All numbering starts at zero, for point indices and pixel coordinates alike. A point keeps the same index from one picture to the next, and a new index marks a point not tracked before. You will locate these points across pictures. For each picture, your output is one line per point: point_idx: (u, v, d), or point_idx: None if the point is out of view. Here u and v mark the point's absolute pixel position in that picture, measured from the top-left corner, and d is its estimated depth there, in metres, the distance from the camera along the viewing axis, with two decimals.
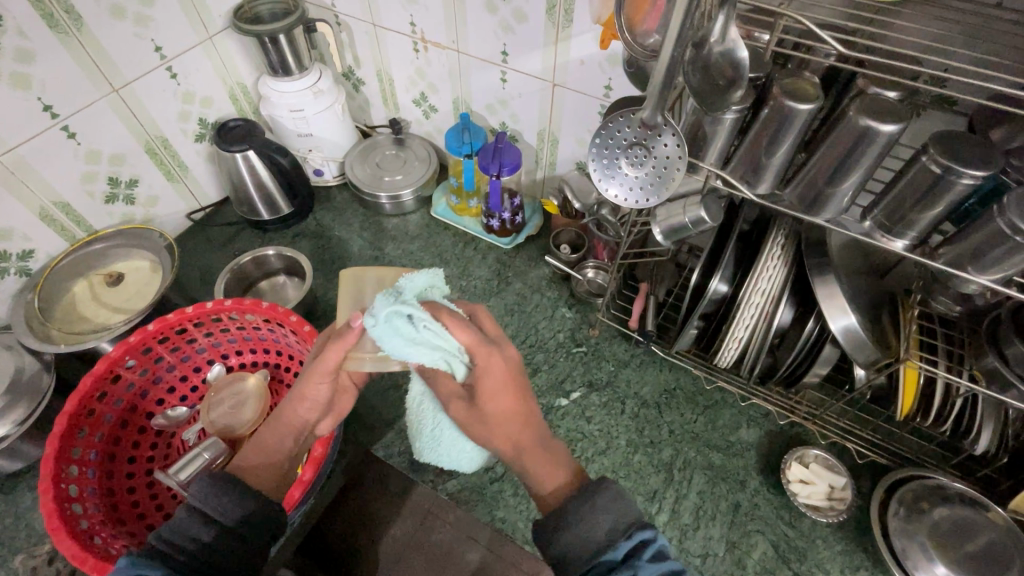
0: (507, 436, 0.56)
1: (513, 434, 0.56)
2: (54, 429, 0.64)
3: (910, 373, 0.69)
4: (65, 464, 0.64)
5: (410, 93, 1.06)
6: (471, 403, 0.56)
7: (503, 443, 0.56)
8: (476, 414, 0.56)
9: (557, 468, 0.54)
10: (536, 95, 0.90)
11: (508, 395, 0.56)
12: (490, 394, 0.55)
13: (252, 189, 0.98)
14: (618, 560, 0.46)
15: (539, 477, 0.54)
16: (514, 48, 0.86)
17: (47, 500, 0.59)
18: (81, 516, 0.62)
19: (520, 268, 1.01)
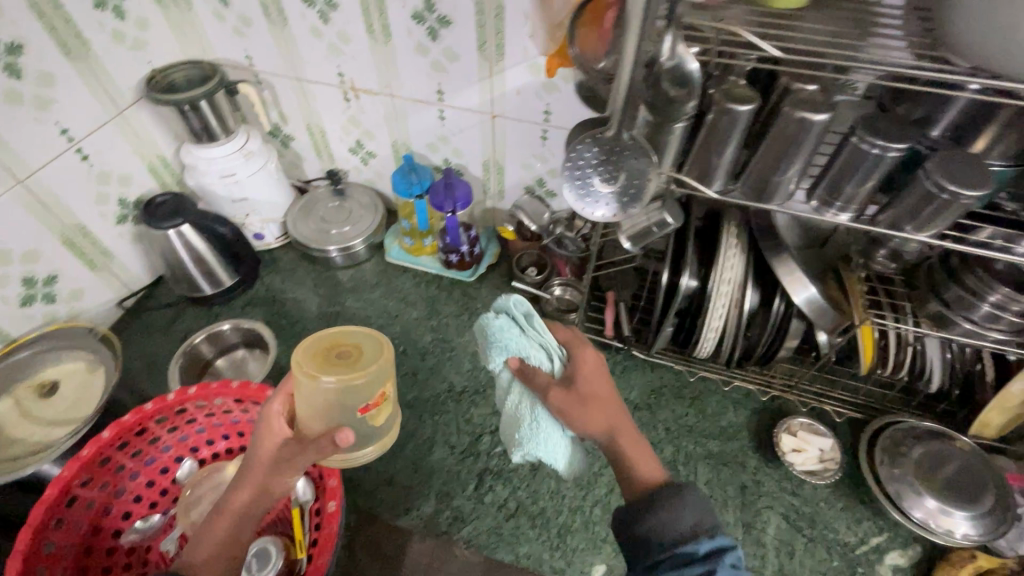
0: (603, 419, 0.54)
1: (610, 415, 0.54)
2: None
3: (865, 330, 0.74)
4: None
5: (345, 142, 1.04)
6: (570, 385, 0.55)
7: (596, 425, 0.53)
8: (574, 396, 0.54)
9: (643, 452, 0.53)
10: (476, 129, 0.92)
11: (591, 386, 0.55)
12: (587, 381, 0.56)
13: (190, 265, 0.91)
14: (697, 555, 0.45)
15: (635, 461, 0.52)
16: (449, 87, 0.87)
17: None
18: None
19: (487, 297, 1.01)
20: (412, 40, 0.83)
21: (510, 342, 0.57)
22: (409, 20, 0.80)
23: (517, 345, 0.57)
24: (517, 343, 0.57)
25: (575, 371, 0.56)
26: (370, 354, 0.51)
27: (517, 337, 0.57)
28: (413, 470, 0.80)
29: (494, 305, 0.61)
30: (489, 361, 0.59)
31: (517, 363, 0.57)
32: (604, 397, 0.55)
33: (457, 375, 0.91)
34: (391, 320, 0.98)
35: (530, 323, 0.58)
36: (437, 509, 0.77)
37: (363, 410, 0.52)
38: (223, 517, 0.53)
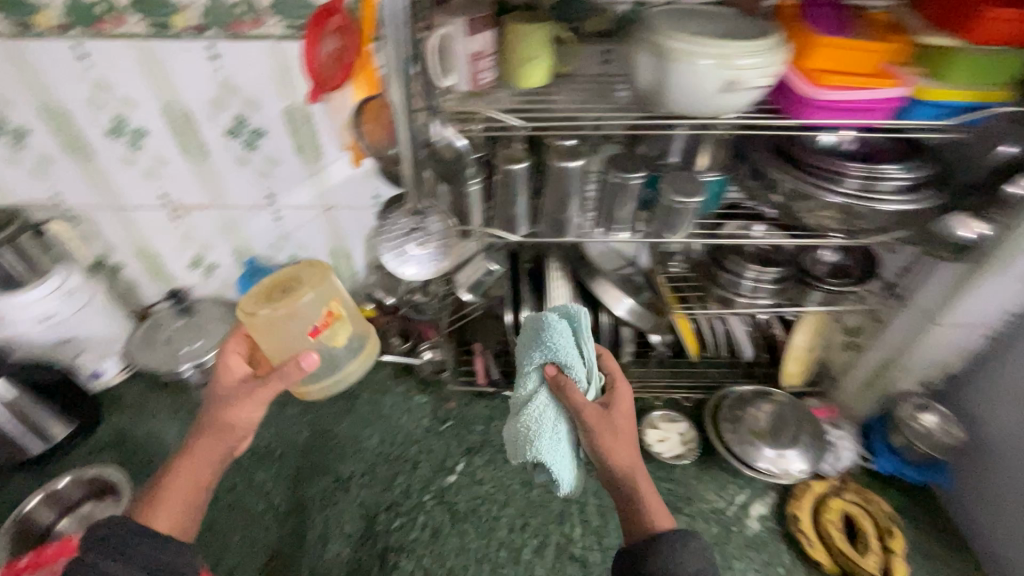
0: (625, 454, 0.60)
1: (631, 452, 0.60)
2: None
3: (681, 320, 0.89)
4: None
5: (182, 258, 1.03)
6: (606, 409, 0.63)
7: (620, 458, 0.59)
8: (604, 421, 0.62)
9: (652, 499, 0.57)
10: (315, 222, 0.97)
11: (625, 420, 0.62)
12: (621, 412, 0.63)
13: (8, 425, 0.82)
14: None
15: (647, 501, 0.57)
16: (278, 189, 0.92)
17: None
18: None
19: (361, 377, 1.02)
20: (231, 153, 0.87)
21: (559, 348, 0.65)
22: (223, 137, 0.85)
23: (564, 353, 0.65)
24: (563, 350, 0.65)
25: (614, 401, 0.64)
26: (325, 287, 0.60)
27: (566, 342, 0.65)
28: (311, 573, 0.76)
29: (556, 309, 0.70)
30: (529, 357, 0.67)
31: (553, 371, 0.65)
32: (627, 436, 0.61)
33: (343, 463, 0.89)
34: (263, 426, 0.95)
35: (579, 337, 0.66)
36: None
37: (314, 330, 0.59)
38: (181, 477, 0.58)
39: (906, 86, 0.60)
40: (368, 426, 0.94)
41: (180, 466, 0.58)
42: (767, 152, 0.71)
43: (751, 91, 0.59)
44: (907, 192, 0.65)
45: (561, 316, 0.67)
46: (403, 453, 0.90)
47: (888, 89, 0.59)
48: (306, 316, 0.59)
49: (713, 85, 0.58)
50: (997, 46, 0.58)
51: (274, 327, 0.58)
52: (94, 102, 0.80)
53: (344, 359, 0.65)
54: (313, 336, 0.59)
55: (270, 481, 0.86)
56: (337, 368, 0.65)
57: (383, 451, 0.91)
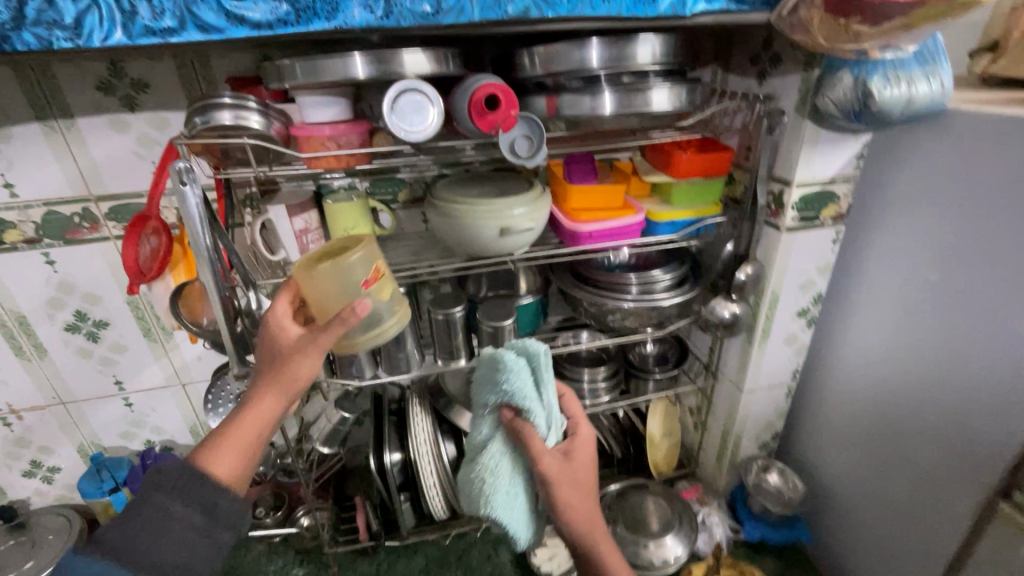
0: (583, 503, 0.69)
1: (589, 503, 0.69)
2: None
3: None
4: None
5: (15, 467, 0.94)
6: (568, 460, 0.71)
7: (580, 509, 0.68)
8: (564, 470, 0.70)
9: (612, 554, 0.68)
10: (170, 401, 0.96)
11: (584, 469, 0.71)
12: (582, 462, 0.71)
13: None
14: None
15: (603, 555, 0.67)
16: (126, 375, 0.91)
17: None
18: None
19: (230, 562, 0.93)
20: (71, 347, 0.87)
21: (520, 392, 0.70)
22: (61, 333, 0.85)
23: (522, 396, 0.71)
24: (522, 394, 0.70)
25: (574, 447, 0.72)
26: (370, 249, 0.62)
27: (527, 386, 0.71)
28: None
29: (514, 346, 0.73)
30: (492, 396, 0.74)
31: (511, 416, 0.73)
32: (585, 491, 0.70)
33: None
34: None
35: (540, 380, 0.71)
36: None
37: (365, 283, 0.60)
38: (233, 428, 0.53)
39: (642, 212, 0.77)
40: None
41: (239, 418, 0.54)
42: (566, 274, 0.85)
43: (527, 233, 0.72)
44: (674, 290, 0.80)
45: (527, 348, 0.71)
46: None
47: (631, 216, 0.76)
48: (356, 269, 0.60)
49: (491, 234, 0.70)
50: (699, 176, 0.76)
51: (326, 278, 0.59)
52: None
53: (382, 313, 0.64)
54: (364, 287, 0.60)
55: None
56: (371, 328, 0.64)
57: None
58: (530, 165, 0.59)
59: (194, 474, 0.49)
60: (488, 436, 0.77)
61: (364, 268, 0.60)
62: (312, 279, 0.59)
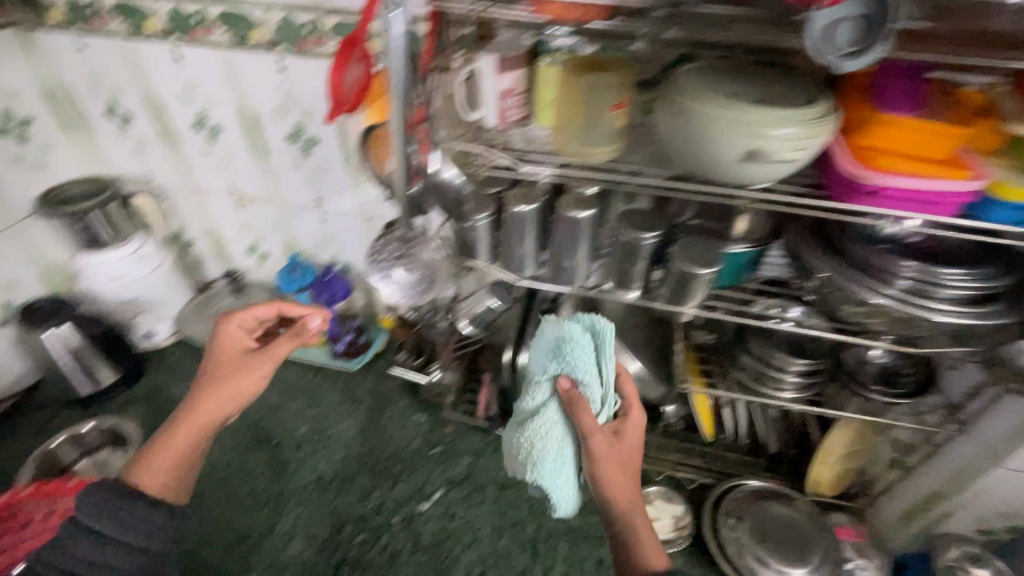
0: (626, 494, 0.59)
1: (631, 488, 0.59)
2: None
3: (699, 398, 0.83)
4: None
5: (241, 243, 1.12)
6: (616, 437, 0.62)
7: (620, 492, 0.59)
8: (609, 452, 0.61)
9: (652, 542, 0.56)
10: (355, 230, 1.02)
11: (632, 455, 0.62)
12: (627, 446, 0.62)
13: (66, 365, 0.94)
14: None
15: (647, 551, 0.56)
16: (325, 194, 0.98)
17: None
18: None
19: (369, 384, 1.04)
20: (289, 155, 0.94)
21: (580, 365, 0.65)
22: (283, 141, 0.92)
23: (581, 369, 0.65)
24: (581, 368, 0.65)
25: (626, 427, 0.62)
26: (629, 79, 0.62)
27: (586, 360, 0.65)
28: (270, 566, 0.78)
29: (580, 317, 0.68)
30: (545, 369, 0.69)
31: (566, 385, 0.65)
32: (627, 476, 0.60)
33: (328, 464, 0.91)
34: (270, 411, 0.99)
35: (601, 355, 0.65)
36: None
37: (614, 104, 0.61)
38: (174, 443, 0.59)
39: (979, 178, 0.50)
40: (362, 433, 0.95)
41: (185, 417, 0.60)
42: (812, 243, 0.62)
43: (784, 165, 0.52)
44: (966, 303, 0.55)
45: (597, 334, 0.65)
46: (386, 468, 0.91)
47: (957, 181, 0.50)
48: (610, 91, 0.61)
49: (733, 154, 0.52)
50: None
51: (582, 91, 0.61)
52: (184, 98, 0.91)
53: (608, 133, 0.63)
54: (612, 107, 0.61)
55: (260, 465, 0.91)
56: (590, 147, 0.63)
57: (369, 461, 0.91)
58: (848, 66, 0.39)
59: (119, 490, 0.54)
60: (540, 403, 0.69)
61: (621, 89, 0.61)
62: (570, 87, 0.62)
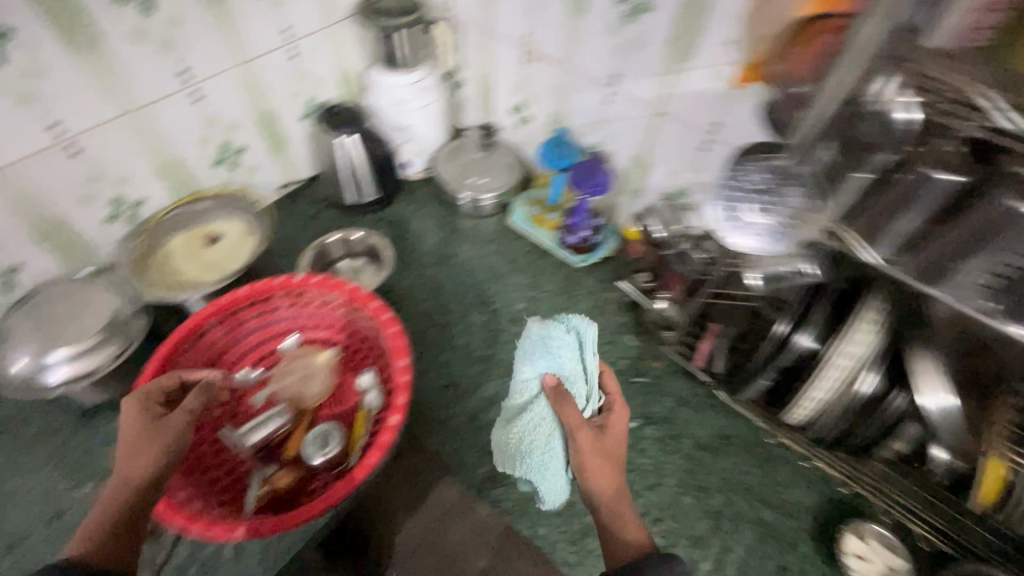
0: (610, 483, 0.60)
1: (614, 474, 0.60)
2: (159, 351, 0.72)
3: (993, 465, 0.63)
4: None
5: (510, 100, 1.09)
6: (601, 432, 0.62)
7: (605, 478, 0.60)
8: (590, 442, 0.60)
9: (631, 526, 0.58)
10: (638, 122, 0.91)
11: (619, 446, 0.62)
12: (611, 445, 0.62)
13: (345, 174, 1.03)
14: None
15: (629, 526, 0.58)
16: (626, 74, 0.87)
17: None
18: None
19: (589, 286, 1.01)
20: (607, 19, 0.83)
21: (564, 362, 0.65)
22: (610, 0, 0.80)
23: (568, 366, 0.65)
24: (566, 364, 0.65)
25: (609, 422, 0.64)
26: None
27: (570, 358, 0.65)
28: (471, 419, 0.85)
29: (569, 322, 0.68)
30: (532, 365, 0.66)
31: (552, 381, 0.64)
32: (610, 474, 0.60)
33: None
34: (495, 277, 1.02)
35: (585, 353, 0.66)
36: (478, 459, 0.81)
37: None
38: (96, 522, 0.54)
39: None
40: None
41: (115, 482, 0.56)
42: None
43: None
44: None
45: (573, 331, 0.67)
46: None
47: None
48: None
49: None
50: None
51: None
52: None
53: None
54: None
55: (477, 325, 0.96)
56: None
57: None
58: None
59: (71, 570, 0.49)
60: (525, 401, 0.66)
61: None
62: None
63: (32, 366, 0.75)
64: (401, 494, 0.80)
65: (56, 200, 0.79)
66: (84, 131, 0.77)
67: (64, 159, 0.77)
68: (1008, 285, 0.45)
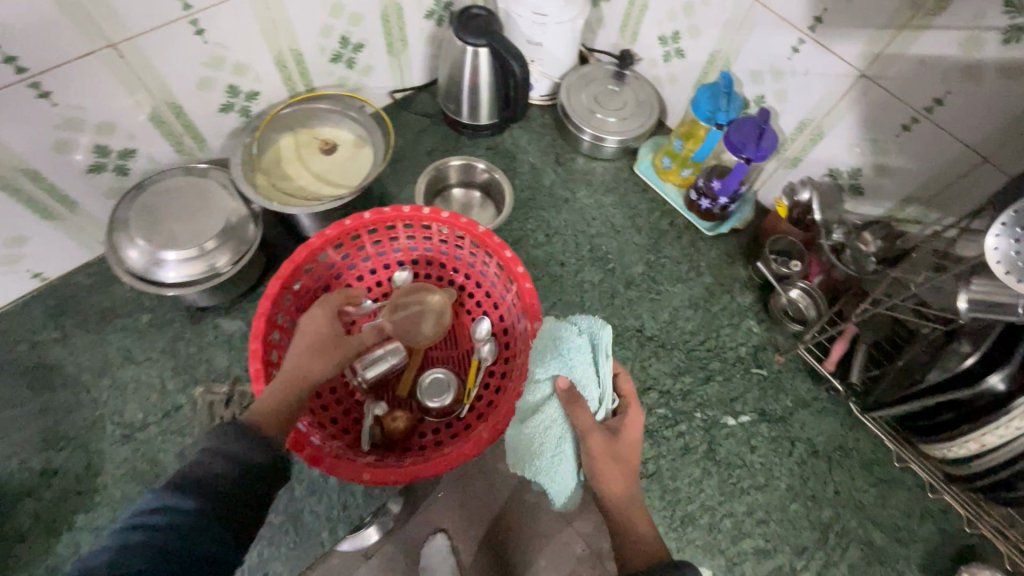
0: (625, 487, 0.54)
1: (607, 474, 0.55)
2: (280, 269, 0.67)
3: None
4: (277, 309, 0.67)
5: (661, 28, 0.93)
6: (613, 437, 0.56)
7: (615, 487, 0.54)
8: (607, 447, 0.55)
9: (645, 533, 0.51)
10: (827, 80, 0.77)
11: (633, 454, 0.56)
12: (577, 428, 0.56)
13: (468, 90, 0.92)
14: None
15: (636, 533, 0.51)
16: (834, 19, 0.71)
17: (259, 321, 0.63)
18: (275, 346, 0.66)
19: (714, 259, 0.92)
20: None
21: (574, 363, 0.61)
22: None
23: (578, 370, 0.61)
24: (575, 367, 0.61)
25: (619, 427, 0.57)
26: None
27: (580, 361, 0.61)
28: None
29: (578, 324, 0.66)
30: (543, 367, 0.63)
31: (564, 384, 0.59)
32: (619, 482, 0.54)
33: (652, 320, 0.86)
34: (612, 233, 0.94)
35: (595, 360, 0.62)
36: None
37: None
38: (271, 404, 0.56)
39: None
40: (692, 309, 0.87)
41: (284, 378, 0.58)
42: None
43: None
44: None
45: (596, 345, 0.62)
46: (704, 359, 0.84)
47: None
48: None
49: None
50: None
51: None
52: None
53: None
54: None
55: (589, 283, 0.89)
56: None
57: (690, 342, 0.85)
58: None
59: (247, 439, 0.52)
60: (542, 400, 0.63)
61: None
62: None
63: (147, 262, 0.72)
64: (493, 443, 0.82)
65: (174, 83, 0.71)
66: (208, 7, 0.67)
67: (187, 37, 0.68)
68: None
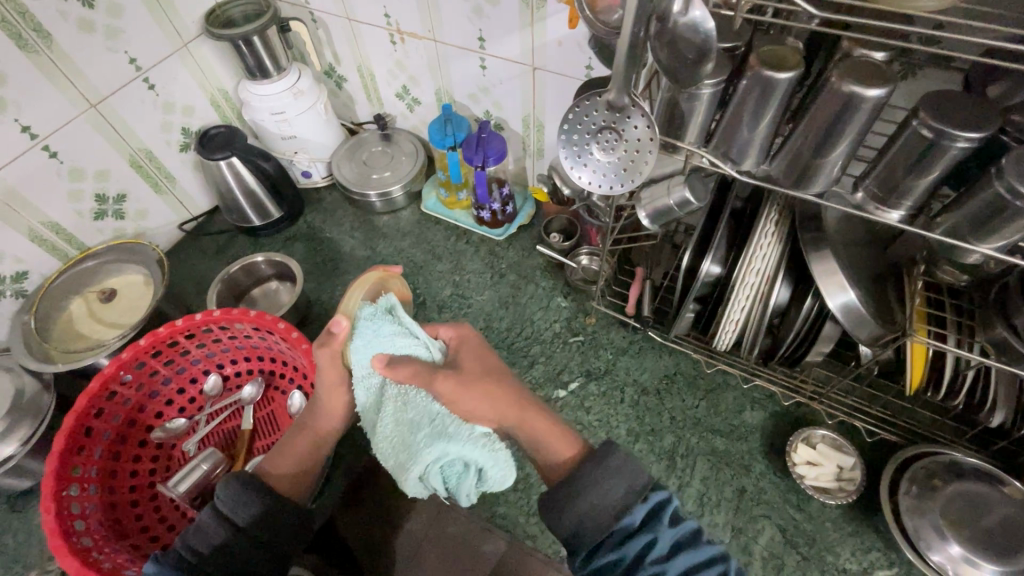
0: (496, 407, 0.57)
1: (490, 408, 0.57)
2: (62, 425, 0.67)
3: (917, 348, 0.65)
4: (70, 462, 0.66)
5: (392, 87, 1.05)
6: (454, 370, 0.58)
7: (489, 415, 0.57)
8: (459, 382, 0.57)
9: (551, 432, 0.56)
10: (517, 81, 0.88)
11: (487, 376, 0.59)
12: (460, 379, 0.57)
13: (243, 199, 0.98)
14: (637, 526, 0.47)
15: (547, 443, 0.55)
16: (491, 33, 0.83)
17: (47, 480, 0.62)
18: (75, 499, 0.65)
19: (513, 258, 0.99)
20: None
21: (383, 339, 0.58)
22: None
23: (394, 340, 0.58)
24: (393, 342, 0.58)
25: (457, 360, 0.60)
26: None
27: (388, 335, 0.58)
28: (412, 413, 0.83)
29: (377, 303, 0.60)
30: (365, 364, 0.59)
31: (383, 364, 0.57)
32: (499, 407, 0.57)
33: None
34: (415, 270, 1.00)
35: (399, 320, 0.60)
36: None
37: None
38: (286, 457, 0.64)
39: None
40: (501, 309, 0.93)
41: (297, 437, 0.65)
42: None
43: None
44: None
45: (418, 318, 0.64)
46: (526, 347, 0.89)
47: None
48: None
49: None
50: None
51: None
52: None
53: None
54: None
55: None
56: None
57: (507, 338, 0.90)
58: None
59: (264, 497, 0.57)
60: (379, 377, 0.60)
61: None
62: None
63: None
64: (379, 503, 0.79)
65: None
66: None
67: None
68: (868, 173, 0.52)
